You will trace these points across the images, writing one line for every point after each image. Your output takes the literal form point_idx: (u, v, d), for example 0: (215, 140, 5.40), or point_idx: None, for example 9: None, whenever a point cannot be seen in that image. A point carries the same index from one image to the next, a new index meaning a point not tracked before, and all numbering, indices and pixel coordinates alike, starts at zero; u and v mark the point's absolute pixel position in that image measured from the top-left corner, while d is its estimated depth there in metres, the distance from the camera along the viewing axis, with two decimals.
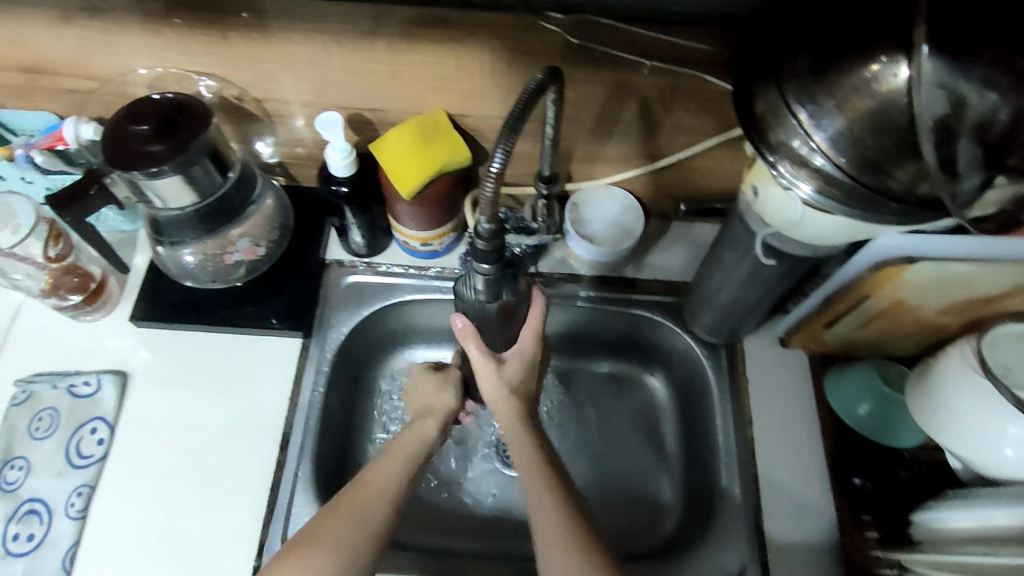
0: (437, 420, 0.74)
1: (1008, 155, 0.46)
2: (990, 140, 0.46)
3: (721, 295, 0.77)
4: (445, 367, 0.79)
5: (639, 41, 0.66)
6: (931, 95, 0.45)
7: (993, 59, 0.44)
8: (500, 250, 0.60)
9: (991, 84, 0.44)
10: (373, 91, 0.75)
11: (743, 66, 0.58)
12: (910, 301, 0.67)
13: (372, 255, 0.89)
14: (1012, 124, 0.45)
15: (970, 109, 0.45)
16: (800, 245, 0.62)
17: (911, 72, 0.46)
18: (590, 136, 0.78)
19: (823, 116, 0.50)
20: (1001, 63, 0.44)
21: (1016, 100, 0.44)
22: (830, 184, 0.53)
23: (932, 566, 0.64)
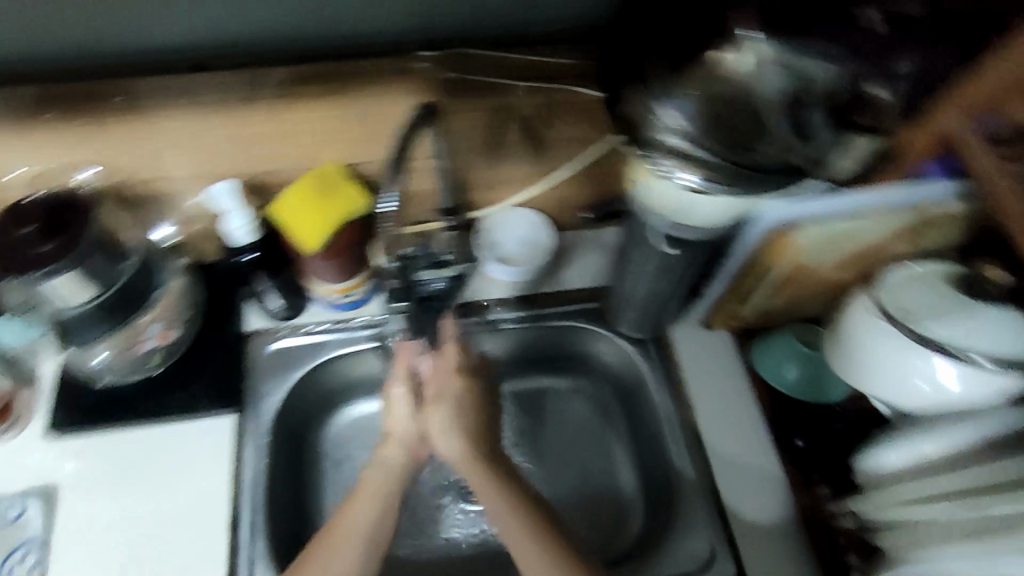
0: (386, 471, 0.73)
1: (855, 116, 0.59)
2: (837, 104, 0.58)
3: (638, 291, 0.80)
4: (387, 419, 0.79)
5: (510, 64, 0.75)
6: (778, 74, 0.56)
7: (822, 38, 0.55)
8: None
9: (828, 58, 0.56)
10: (262, 156, 0.75)
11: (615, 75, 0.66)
12: (807, 264, 0.71)
13: (293, 317, 0.88)
14: (850, 89, 0.57)
15: (817, 82, 0.56)
16: (693, 230, 0.65)
17: (757, 57, 0.56)
18: (484, 163, 0.81)
19: (687, 108, 0.57)
20: (831, 41, 0.55)
21: (851, 68, 0.56)
22: (708, 167, 0.57)
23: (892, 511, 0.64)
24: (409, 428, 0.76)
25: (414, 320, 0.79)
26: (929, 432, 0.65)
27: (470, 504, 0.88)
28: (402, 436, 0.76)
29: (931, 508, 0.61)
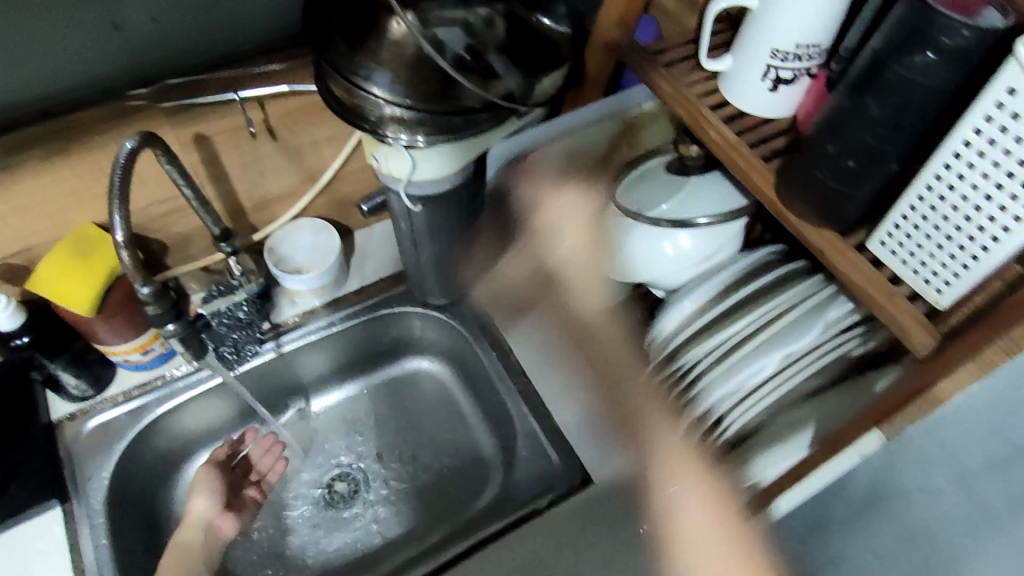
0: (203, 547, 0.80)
1: (525, 55, 0.65)
2: (502, 43, 0.63)
3: (423, 259, 0.84)
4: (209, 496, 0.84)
5: (209, 82, 0.71)
6: (449, 32, 0.60)
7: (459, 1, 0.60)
8: (173, 305, 0.74)
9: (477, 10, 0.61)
10: (8, 235, 0.72)
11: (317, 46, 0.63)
12: (552, 187, 0.80)
13: (102, 391, 0.85)
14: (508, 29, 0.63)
15: (479, 31, 0.61)
16: (433, 185, 0.71)
17: (407, 22, 0.59)
18: (246, 184, 0.83)
19: (385, 76, 0.61)
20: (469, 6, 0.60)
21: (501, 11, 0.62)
22: (419, 124, 0.64)
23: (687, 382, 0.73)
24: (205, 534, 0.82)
25: (190, 342, 0.78)
26: (689, 292, 0.74)
27: (337, 510, 0.92)
28: (203, 518, 0.83)
29: (706, 368, 0.71)
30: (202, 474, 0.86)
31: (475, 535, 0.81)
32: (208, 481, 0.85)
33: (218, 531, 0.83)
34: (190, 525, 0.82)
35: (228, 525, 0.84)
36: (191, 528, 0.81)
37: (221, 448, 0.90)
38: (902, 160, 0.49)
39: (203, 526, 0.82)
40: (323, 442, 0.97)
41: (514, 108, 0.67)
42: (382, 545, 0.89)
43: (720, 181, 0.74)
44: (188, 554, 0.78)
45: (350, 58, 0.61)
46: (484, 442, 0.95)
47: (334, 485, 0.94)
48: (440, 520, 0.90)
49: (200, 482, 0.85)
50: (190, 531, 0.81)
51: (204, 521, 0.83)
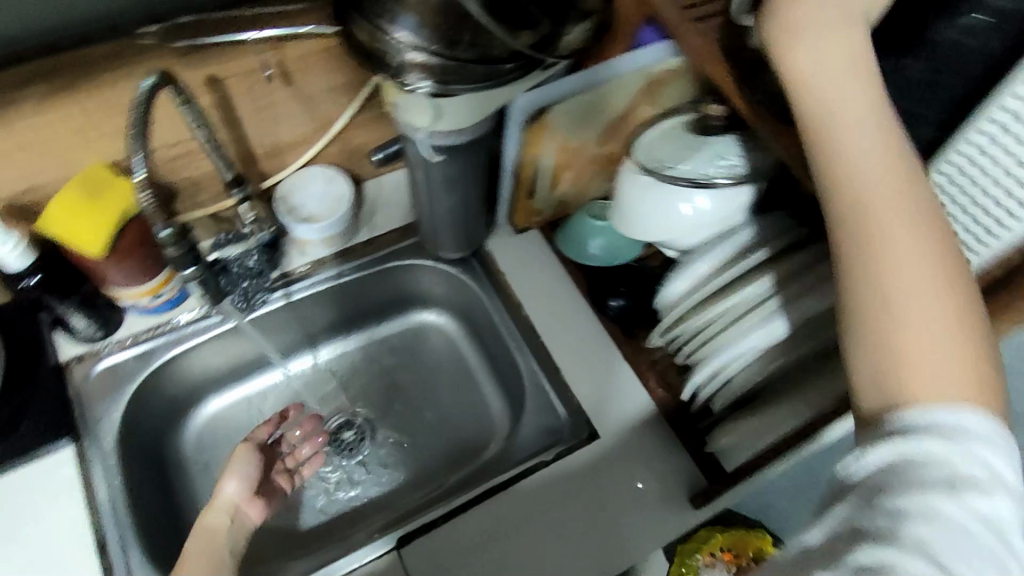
0: (218, 514, 0.75)
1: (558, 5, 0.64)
2: None
3: (438, 211, 0.84)
4: (240, 474, 0.79)
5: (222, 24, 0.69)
6: None
7: None
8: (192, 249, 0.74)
9: None
10: (18, 174, 0.71)
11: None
12: (571, 144, 0.79)
13: (110, 334, 0.84)
14: None
15: None
16: (453, 137, 0.70)
17: None
18: (258, 129, 0.82)
19: (410, 20, 0.60)
20: None
21: None
22: (444, 73, 0.62)
23: (697, 341, 0.75)
24: (222, 514, 0.75)
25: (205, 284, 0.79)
26: (704, 253, 0.75)
27: (349, 458, 0.93)
28: (230, 501, 0.77)
29: (714, 327, 0.73)
30: (239, 452, 0.80)
31: (478, 486, 0.82)
32: (242, 453, 0.80)
33: (242, 518, 0.76)
34: (217, 506, 0.76)
35: (257, 513, 0.78)
36: (218, 511, 0.75)
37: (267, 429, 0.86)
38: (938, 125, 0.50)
39: (229, 511, 0.76)
40: (330, 390, 0.98)
41: (537, 59, 0.66)
42: (389, 492, 0.91)
43: (735, 143, 0.73)
44: (209, 541, 0.72)
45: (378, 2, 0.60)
46: (492, 395, 0.96)
47: (342, 433, 0.95)
48: (448, 471, 0.92)
49: (236, 460, 0.80)
50: (216, 514, 0.75)
51: (229, 505, 0.76)
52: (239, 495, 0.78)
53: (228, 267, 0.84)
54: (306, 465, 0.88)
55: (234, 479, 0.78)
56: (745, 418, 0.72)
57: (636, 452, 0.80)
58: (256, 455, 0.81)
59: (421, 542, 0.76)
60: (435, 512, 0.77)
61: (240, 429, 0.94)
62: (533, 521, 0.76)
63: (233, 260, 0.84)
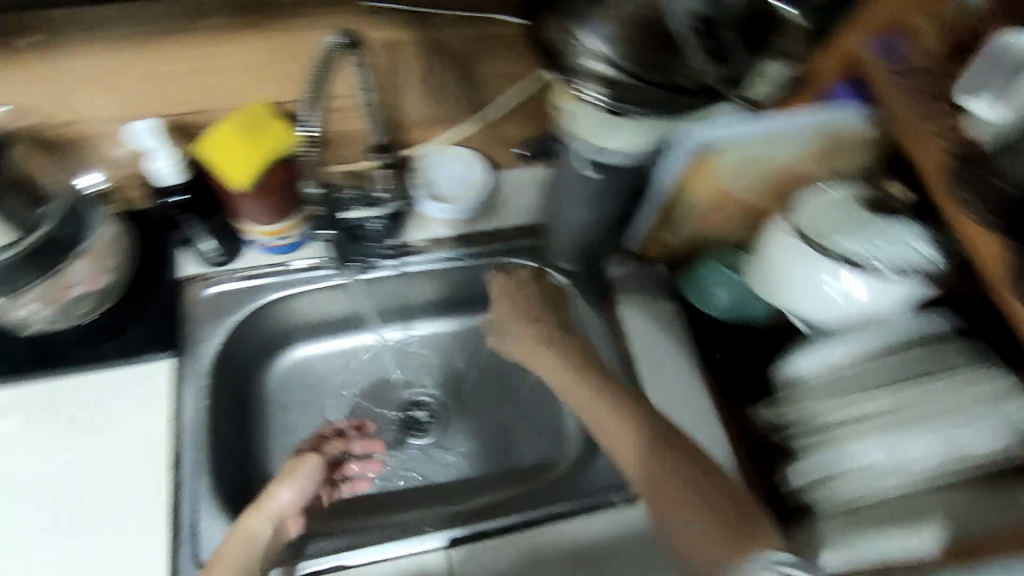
0: (264, 517, 0.71)
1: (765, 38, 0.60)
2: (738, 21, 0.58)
3: (569, 224, 0.82)
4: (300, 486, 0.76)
5: None
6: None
7: None
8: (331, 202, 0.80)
9: None
10: (188, 96, 0.73)
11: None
12: (727, 188, 0.76)
13: (229, 263, 0.87)
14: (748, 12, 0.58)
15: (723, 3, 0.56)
16: (616, 153, 0.66)
17: None
18: (414, 100, 0.82)
19: (606, 31, 0.56)
20: None
21: None
22: (623, 89, 0.59)
23: None
24: (266, 524, 0.70)
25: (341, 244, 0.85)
26: (844, 338, 0.70)
27: (416, 439, 0.92)
28: (279, 510, 0.72)
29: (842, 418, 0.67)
30: (305, 465, 0.77)
31: (540, 506, 0.79)
32: (308, 468, 0.77)
33: (284, 531, 0.73)
34: (266, 510, 0.71)
35: (294, 530, 0.74)
36: (263, 515, 0.71)
37: (333, 446, 0.86)
38: None
39: (278, 517, 0.72)
40: (415, 366, 0.98)
41: (727, 94, 0.62)
42: (448, 483, 0.89)
43: (910, 231, 0.68)
44: (247, 550, 0.67)
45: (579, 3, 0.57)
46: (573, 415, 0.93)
47: (415, 411, 0.94)
48: (512, 480, 0.89)
49: (299, 471, 0.77)
50: (263, 518, 0.71)
51: (278, 514, 0.72)
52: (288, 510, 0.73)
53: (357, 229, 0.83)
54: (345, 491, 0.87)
55: (291, 490, 0.74)
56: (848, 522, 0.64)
57: None
58: (319, 477, 0.78)
59: (472, 546, 0.74)
60: (492, 522, 0.76)
61: (323, 381, 0.95)
62: (587, 559, 0.74)
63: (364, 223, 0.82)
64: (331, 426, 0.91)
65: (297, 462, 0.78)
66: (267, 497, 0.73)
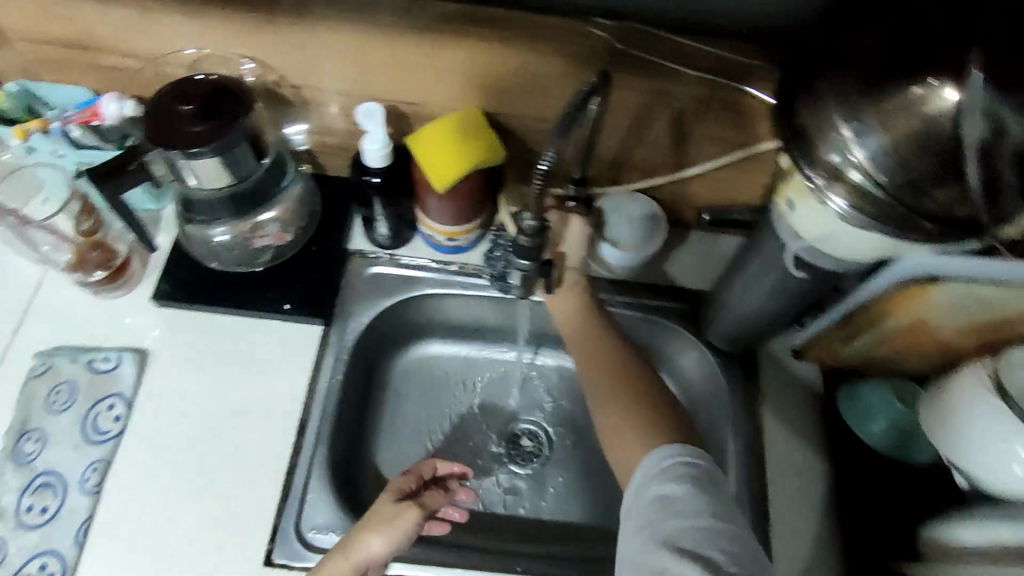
0: (348, 565, 0.64)
1: None
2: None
3: (741, 305, 0.78)
4: (394, 536, 0.67)
5: (681, 50, 0.69)
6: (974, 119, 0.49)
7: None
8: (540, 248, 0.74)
9: None
10: (412, 88, 0.75)
11: (790, 79, 0.59)
12: (931, 319, 0.70)
13: (395, 247, 0.89)
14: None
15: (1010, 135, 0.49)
16: (828, 261, 0.63)
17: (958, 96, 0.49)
18: (618, 141, 0.80)
19: (871, 136, 0.52)
20: None
21: None
22: (865, 200, 0.54)
23: None
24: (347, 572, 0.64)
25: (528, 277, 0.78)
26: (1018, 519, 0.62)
27: (518, 467, 0.91)
28: (366, 559, 0.65)
29: None
30: (406, 517, 0.69)
31: None
32: (405, 521, 0.68)
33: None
34: (350, 557, 0.65)
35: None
36: (348, 563, 0.64)
37: (433, 498, 0.76)
38: None
39: (360, 572, 0.65)
40: (533, 393, 0.96)
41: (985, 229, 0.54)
42: (537, 522, 0.87)
43: None
44: None
45: (852, 97, 0.53)
46: None
47: (522, 439, 0.93)
48: (602, 540, 0.86)
49: (396, 519, 0.68)
50: (346, 566, 0.64)
51: (364, 566, 0.65)
52: (377, 560, 0.66)
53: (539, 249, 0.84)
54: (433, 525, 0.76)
55: (382, 539, 0.66)
56: None
57: None
58: (417, 529, 0.69)
59: None
60: None
61: (443, 383, 0.96)
62: None
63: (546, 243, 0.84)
64: (432, 466, 0.79)
65: (394, 506, 0.70)
66: (354, 543, 0.65)
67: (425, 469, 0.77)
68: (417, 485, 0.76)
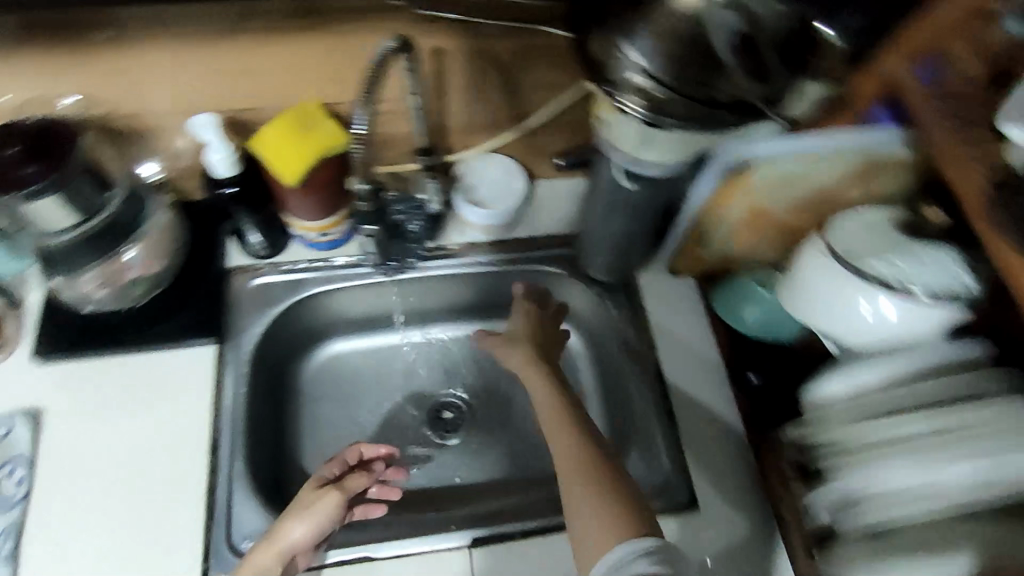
0: (272, 553, 0.68)
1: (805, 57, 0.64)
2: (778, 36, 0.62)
3: (604, 234, 0.83)
4: (319, 515, 0.71)
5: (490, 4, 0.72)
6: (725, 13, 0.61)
7: None
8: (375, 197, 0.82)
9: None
10: (246, 92, 0.77)
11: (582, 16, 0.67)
12: (763, 205, 0.76)
13: (274, 256, 0.90)
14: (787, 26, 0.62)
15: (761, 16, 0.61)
16: (654, 166, 0.69)
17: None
18: (459, 106, 0.84)
19: (651, 46, 0.61)
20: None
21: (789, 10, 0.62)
22: (657, 102, 0.63)
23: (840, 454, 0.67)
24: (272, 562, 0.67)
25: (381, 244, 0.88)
26: (877, 362, 0.68)
27: (444, 438, 0.93)
28: (291, 545, 0.69)
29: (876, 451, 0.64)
30: (328, 500, 0.73)
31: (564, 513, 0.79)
32: (331, 501, 0.73)
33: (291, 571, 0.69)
34: (273, 547, 0.68)
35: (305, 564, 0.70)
36: (273, 553, 0.68)
37: (357, 482, 0.78)
38: None
39: (287, 559, 0.68)
40: (445, 368, 0.99)
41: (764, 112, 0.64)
42: (472, 485, 0.90)
43: (955, 259, 0.67)
44: None
45: (628, 17, 0.62)
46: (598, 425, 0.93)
47: (442, 413, 0.95)
48: (534, 486, 0.89)
49: (316, 504, 0.72)
50: (272, 554, 0.68)
51: (290, 553, 0.68)
52: (305, 544, 0.70)
53: (411, 228, 0.88)
54: (371, 509, 0.79)
55: (309, 515, 0.71)
56: (872, 551, 0.63)
57: (738, 538, 0.75)
58: (343, 506, 0.74)
59: (494, 549, 0.75)
60: (515, 526, 0.76)
61: (356, 378, 0.97)
62: None
63: (412, 223, 0.88)
64: (358, 451, 0.81)
65: (315, 494, 0.73)
66: (277, 531, 0.69)
67: (348, 456, 0.80)
68: (342, 469, 0.79)
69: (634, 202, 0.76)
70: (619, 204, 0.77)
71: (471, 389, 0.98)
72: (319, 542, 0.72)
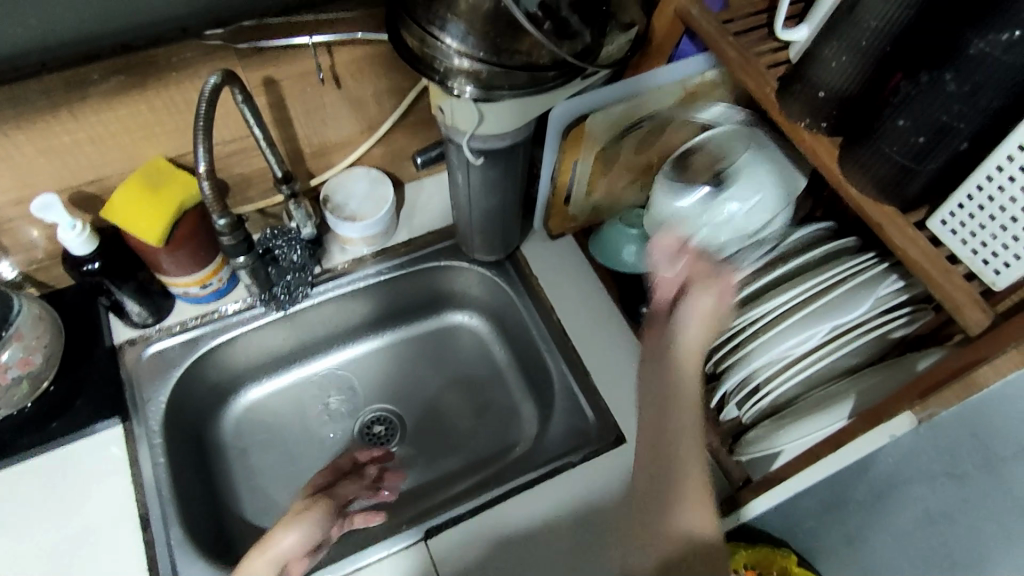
0: (267, 561, 0.64)
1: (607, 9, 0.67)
2: None
3: (475, 216, 0.87)
4: (314, 518, 0.69)
5: (300, 26, 0.73)
6: None
7: None
8: (246, 240, 0.80)
9: None
10: (84, 165, 0.76)
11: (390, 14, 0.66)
12: (607, 150, 0.82)
13: (162, 320, 0.89)
14: None
15: None
16: (498, 139, 0.74)
17: None
18: (307, 130, 0.86)
19: (460, 30, 0.62)
20: None
21: None
22: (485, 80, 0.65)
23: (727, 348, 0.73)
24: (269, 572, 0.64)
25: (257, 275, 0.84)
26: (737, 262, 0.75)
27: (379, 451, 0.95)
28: (283, 553, 0.65)
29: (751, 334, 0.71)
30: (320, 509, 0.71)
31: (506, 481, 0.82)
32: (324, 507, 0.71)
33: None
34: (265, 557, 0.65)
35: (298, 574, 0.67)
36: (267, 560, 0.65)
37: (347, 489, 0.81)
38: (971, 140, 0.48)
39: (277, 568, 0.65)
40: (365, 383, 1.01)
41: (582, 66, 0.68)
42: (418, 485, 0.92)
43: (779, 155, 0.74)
44: None
45: (428, 7, 0.62)
46: (521, 396, 0.97)
47: (373, 427, 0.97)
48: (475, 469, 0.93)
49: (308, 514, 0.69)
50: (264, 564, 0.64)
51: (281, 561, 0.65)
52: (297, 553, 0.66)
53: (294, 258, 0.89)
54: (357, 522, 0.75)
55: (302, 517, 0.68)
56: (774, 428, 0.70)
57: None
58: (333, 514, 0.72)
59: (450, 533, 0.77)
60: (462, 507, 0.78)
61: (277, 418, 0.97)
62: (559, 520, 0.77)
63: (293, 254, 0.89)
64: (350, 459, 0.85)
65: (307, 501, 0.72)
66: (269, 539, 0.66)
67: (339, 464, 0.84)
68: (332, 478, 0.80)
69: (493, 178, 0.80)
70: (479, 183, 0.81)
71: (392, 397, 1.00)
72: (311, 550, 0.68)
